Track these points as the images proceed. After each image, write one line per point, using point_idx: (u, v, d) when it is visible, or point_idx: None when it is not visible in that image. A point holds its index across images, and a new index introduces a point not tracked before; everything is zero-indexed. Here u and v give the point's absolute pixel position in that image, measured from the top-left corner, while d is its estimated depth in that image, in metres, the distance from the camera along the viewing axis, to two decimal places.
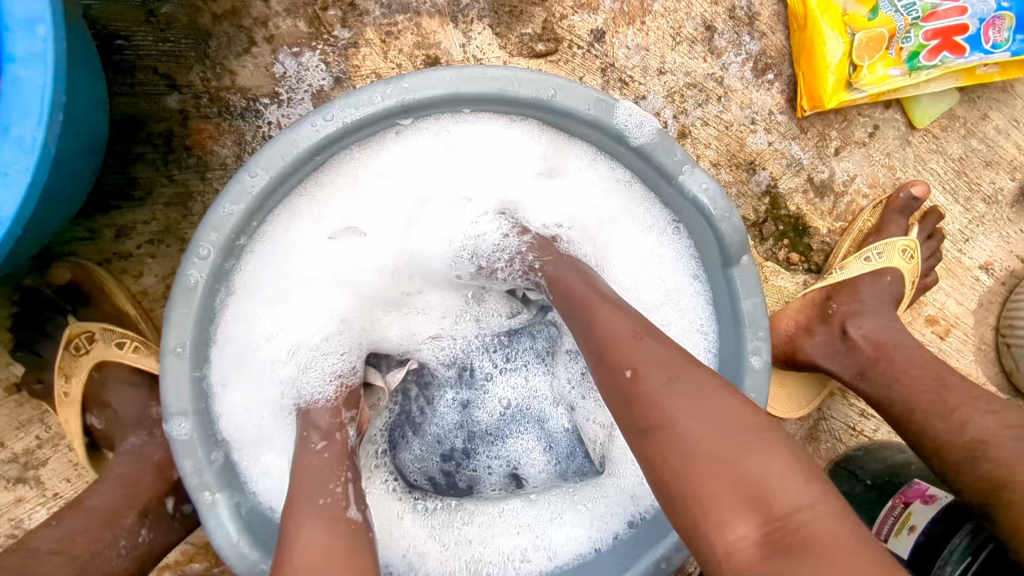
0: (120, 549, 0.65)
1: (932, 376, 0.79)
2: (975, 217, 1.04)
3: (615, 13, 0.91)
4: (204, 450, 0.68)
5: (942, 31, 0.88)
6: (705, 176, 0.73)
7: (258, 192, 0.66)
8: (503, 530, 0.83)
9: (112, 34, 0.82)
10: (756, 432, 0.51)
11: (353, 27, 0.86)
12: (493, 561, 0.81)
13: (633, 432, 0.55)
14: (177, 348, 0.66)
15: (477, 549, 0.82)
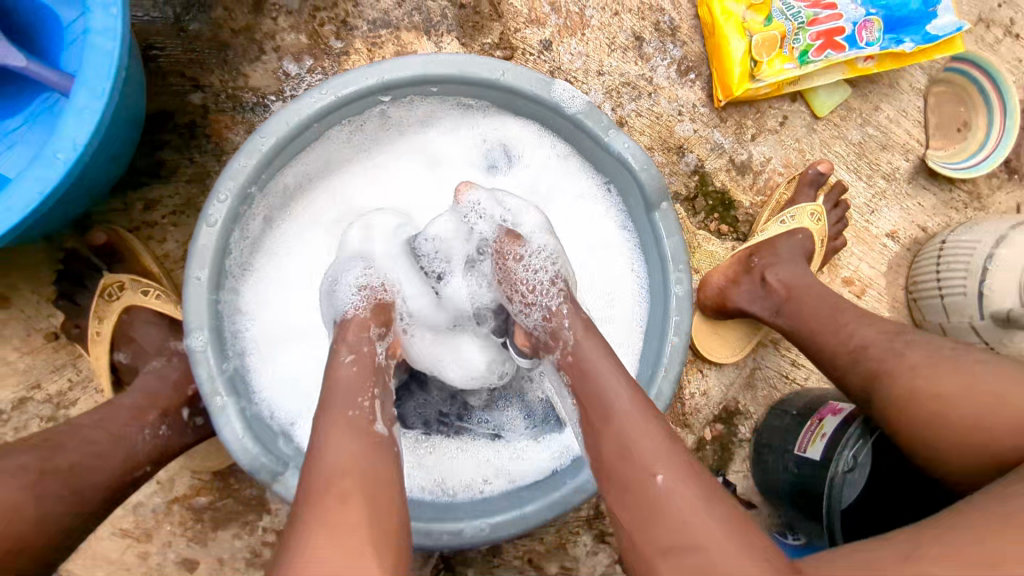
0: (141, 440, 0.79)
1: (831, 305, 0.91)
2: (878, 192, 1.21)
3: (560, 27, 1.11)
4: (217, 361, 0.83)
5: (824, 33, 1.07)
6: (627, 138, 0.90)
7: (266, 151, 0.83)
8: (468, 461, 0.96)
9: (148, 46, 1.01)
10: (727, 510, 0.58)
11: (345, 39, 1.06)
12: (458, 485, 0.93)
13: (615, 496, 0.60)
14: (198, 275, 0.81)
15: (450, 468, 0.94)
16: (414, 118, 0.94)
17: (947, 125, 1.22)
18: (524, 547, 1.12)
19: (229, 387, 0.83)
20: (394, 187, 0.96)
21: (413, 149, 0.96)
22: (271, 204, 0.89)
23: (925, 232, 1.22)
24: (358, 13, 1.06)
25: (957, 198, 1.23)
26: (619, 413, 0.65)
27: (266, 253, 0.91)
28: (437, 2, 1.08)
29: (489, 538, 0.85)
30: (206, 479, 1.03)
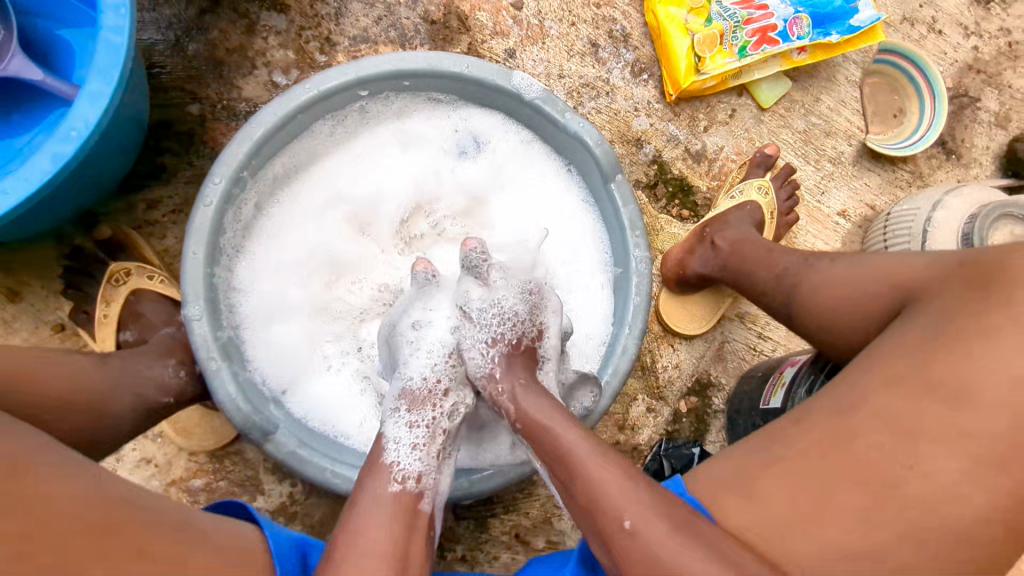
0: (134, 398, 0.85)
1: (763, 247, 1.02)
2: (826, 174, 1.31)
3: (522, 37, 1.24)
4: (213, 330, 0.88)
5: (759, 29, 1.20)
6: (582, 119, 1.00)
7: (257, 138, 0.90)
8: None
9: (152, 65, 1.12)
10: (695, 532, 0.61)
11: (328, 54, 1.18)
12: None
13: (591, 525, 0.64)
14: (194, 251, 0.87)
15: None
16: (390, 111, 1.04)
17: (883, 113, 1.34)
18: (512, 522, 1.13)
19: (222, 353, 0.88)
20: (372, 176, 1.05)
21: (386, 142, 1.06)
22: (259, 190, 0.98)
23: (874, 209, 1.31)
24: (340, 31, 1.19)
25: (901, 177, 1.33)
26: (575, 459, 0.67)
27: (254, 237, 0.99)
28: (411, 19, 1.21)
29: (467, 491, 0.89)
30: (202, 461, 1.06)
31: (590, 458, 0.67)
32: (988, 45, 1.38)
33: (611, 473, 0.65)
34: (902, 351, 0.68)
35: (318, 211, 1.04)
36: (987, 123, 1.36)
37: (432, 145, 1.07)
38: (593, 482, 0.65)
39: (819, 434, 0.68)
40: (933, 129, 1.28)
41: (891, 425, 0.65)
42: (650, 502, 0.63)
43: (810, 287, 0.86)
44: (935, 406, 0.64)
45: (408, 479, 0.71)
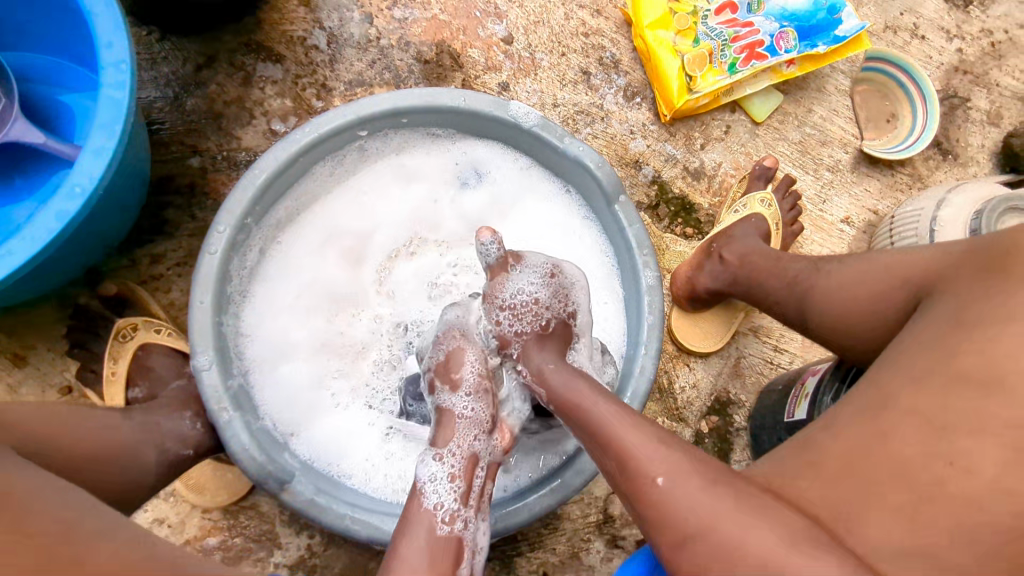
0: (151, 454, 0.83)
1: (772, 256, 1.01)
2: (826, 183, 1.31)
3: (514, 71, 1.26)
4: (222, 379, 0.86)
5: (746, 47, 1.23)
6: (581, 143, 1.00)
7: (260, 183, 0.91)
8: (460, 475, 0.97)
9: (151, 122, 1.13)
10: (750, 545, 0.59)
11: (325, 99, 1.20)
12: None
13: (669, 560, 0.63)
14: (201, 300, 0.87)
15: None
16: (389, 148, 1.05)
17: (876, 118, 1.35)
18: (539, 560, 1.07)
19: (234, 403, 0.86)
20: (373, 212, 1.06)
21: (386, 179, 1.06)
22: (263, 235, 0.98)
23: (877, 214, 1.31)
24: (336, 76, 1.20)
25: (901, 180, 1.33)
26: (614, 429, 0.69)
27: (260, 283, 0.99)
28: (404, 61, 1.23)
29: (493, 530, 0.86)
30: (216, 519, 1.02)
31: (630, 431, 0.68)
32: (972, 46, 1.40)
33: (651, 451, 0.66)
34: (922, 339, 0.67)
35: (323, 249, 1.03)
36: (979, 121, 1.37)
37: (433, 178, 1.08)
38: (627, 451, 0.67)
39: (847, 434, 0.65)
40: (927, 131, 1.29)
41: (920, 418, 0.62)
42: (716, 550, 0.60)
43: (822, 291, 0.85)
44: (963, 392, 0.61)
45: (455, 519, 0.76)
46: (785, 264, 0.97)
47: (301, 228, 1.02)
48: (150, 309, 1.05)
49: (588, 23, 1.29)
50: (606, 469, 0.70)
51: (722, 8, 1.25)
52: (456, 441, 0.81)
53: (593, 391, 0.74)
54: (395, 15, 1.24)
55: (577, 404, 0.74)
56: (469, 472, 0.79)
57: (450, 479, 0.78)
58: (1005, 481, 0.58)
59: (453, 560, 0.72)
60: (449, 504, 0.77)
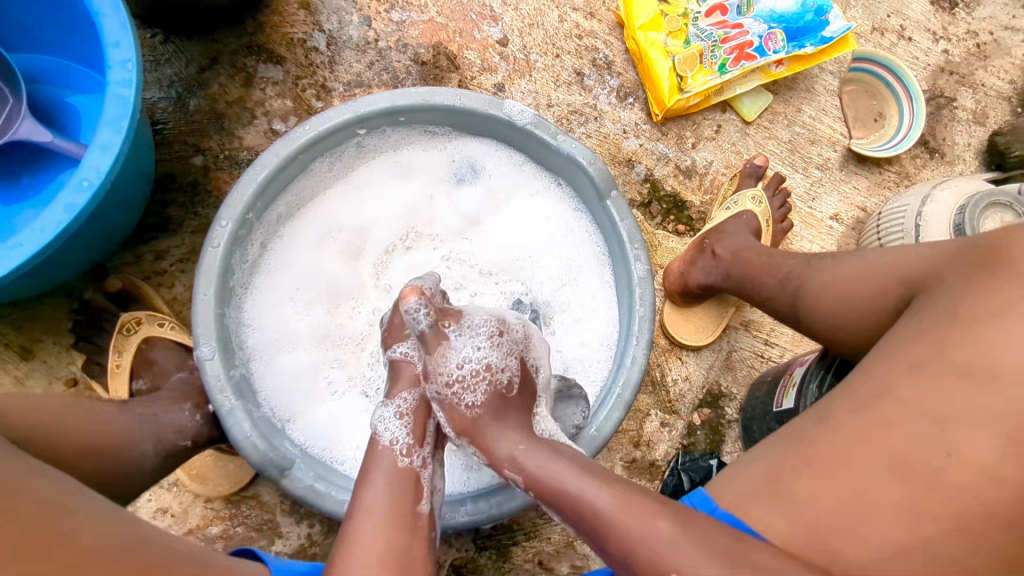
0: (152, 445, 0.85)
1: (763, 252, 1.03)
2: (815, 181, 1.34)
3: (510, 72, 1.29)
4: (225, 369, 0.88)
5: (736, 48, 1.26)
6: (573, 140, 1.03)
7: (260, 181, 0.94)
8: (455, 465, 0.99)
9: (154, 122, 1.16)
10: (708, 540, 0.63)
11: (324, 99, 1.23)
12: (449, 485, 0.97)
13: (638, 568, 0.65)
14: (205, 293, 0.89)
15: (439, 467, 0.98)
16: (387, 145, 1.07)
17: (864, 117, 1.38)
18: (534, 549, 1.08)
19: (236, 392, 0.88)
20: (370, 208, 1.08)
21: (384, 177, 1.09)
22: (265, 230, 1.00)
23: (866, 211, 1.34)
24: (335, 77, 1.23)
25: (889, 178, 1.36)
26: (568, 485, 0.71)
27: (261, 276, 1.01)
28: (402, 62, 1.26)
29: (489, 515, 0.88)
30: (218, 508, 1.04)
31: (584, 481, 0.71)
32: (957, 47, 1.43)
33: (598, 495, 0.69)
34: (912, 330, 0.69)
35: (321, 244, 1.06)
36: (965, 120, 1.40)
37: (428, 174, 1.10)
38: (585, 512, 0.69)
39: (841, 421, 0.68)
40: (914, 129, 1.32)
41: (912, 406, 0.65)
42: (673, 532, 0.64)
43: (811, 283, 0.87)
44: (954, 383, 0.64)
45: (411, 454, 0.80)
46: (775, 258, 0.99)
47: (300, 225, 1.05)
48: (153, 303, 1.07)
49: (582, 25, 1.33)
50: (566, 516, 0.72)
51: (713, 10, 1.29)
52: (409, 389, 0.86)
53: (558, 463, 0.74)
54: (393, 18, 1.27)
55: (545, 480, 0.73)
56: (420, 416, 0.85)
57: (398, 418, 0.84)
58: (985, 459, 0.61)
59: (413, 496, 0.76)
60: (405, 439, 0.82)
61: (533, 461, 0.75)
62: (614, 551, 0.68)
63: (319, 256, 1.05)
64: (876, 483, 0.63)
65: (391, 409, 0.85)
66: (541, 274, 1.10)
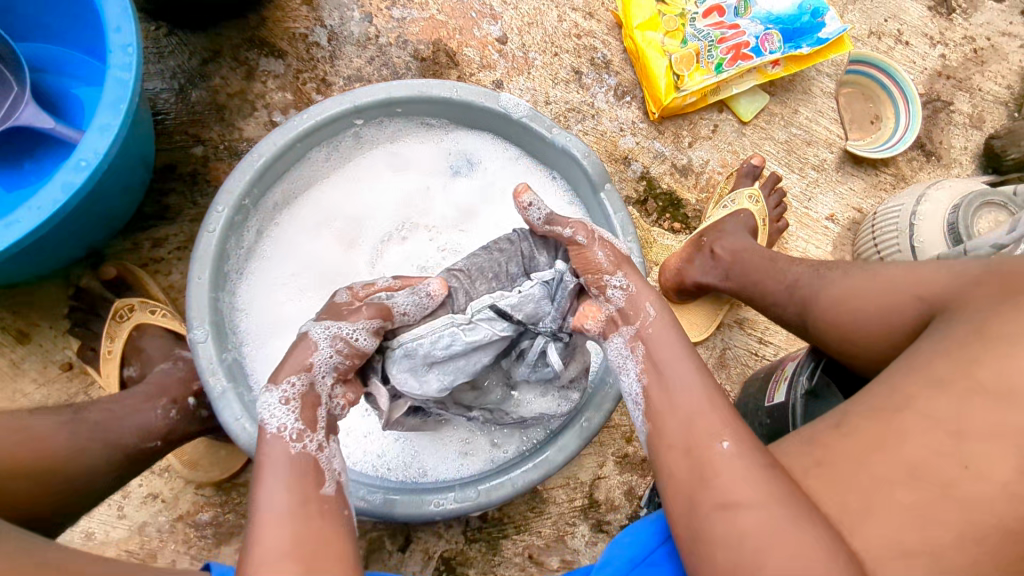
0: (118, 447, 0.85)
1: (766, 257, 1.05)
2: (811, 181, 1.35)
3: (509, 69, 1.31)
4: (216, 352, 0.89)
5: (732, 48, 1.27)
6: (568, 133, 1.04)
7: (258, 167, 0.96)
8: (445, 456, 0.97)
9: (157, 112, 1.18)
10: (787, 511, 0.61)
11: (325, 93, 1.24)
12: (436, 473, 0.96)
13: (709, 506, 0.64)
14: (199, 275, 0.90)
15: (427, 450, 0.97)
16: (384, 136, 1.09)
17: (860, 120, 1.39)
18: (524, 543, 1.08)
19: (227, 374, 0.89)
20: (367, 197, 1.09)
21: (381, 167, 1.10)
22: (261, 217, 1.02)
23: (861, 212, 1.34)
24: (335, 72, 1.25)
25: (884, 180, 1.36)
26: (664, 360, 0.76)
27: (257, 263, 1.02)
28: (402, 58, 1.28)
29: (476, 503, 0.88)
30: (208, 495, 1.03)
31: (678, 362, 0.75)
32: (954, 52, 1.44)
33: (717, 424, 0.69)
34: (933, 350, 0.68)
35: (318, 233, 1.06)
36: (962, 124, 1.41)
37: (426, 166, 1.11)
38: (669, 387, 0.74)
39: (858, 429, 0.67)
40: (909, 131, 1.33)
41: (935, 418, 0.63)
42: (752, 443, 0.67)
43: (830, 296, 0.87)
44: (979, 403, 0.62)
45: (304, 436, 0.71)
46: (786, 268, 0.99)
47: (298, 213, 1.06)
48: (149, 290, 1.07)
49: (581, 25, 1.35)
50: (665, 433, 0.71)
51: (710, 11, 1.30)
52: (297, 372, 0.74)
53: (680, 349, 0.76)
54: (395, 14, 1.29)
55: (656, 361, 0.76)
56: (310, 404, 0.74)
57: (285, 403, 0.72)
58: (1003, 470, 0.60)
59: (314, 481, 0.68)
60: (294, 425, 0.71)
61: (658, 353, 0.77)
62: (689, 482, 0.67)
63: (316, 243, 1.06)
64: (893, 490, 0.62)
65: (275, 394, 0.73)
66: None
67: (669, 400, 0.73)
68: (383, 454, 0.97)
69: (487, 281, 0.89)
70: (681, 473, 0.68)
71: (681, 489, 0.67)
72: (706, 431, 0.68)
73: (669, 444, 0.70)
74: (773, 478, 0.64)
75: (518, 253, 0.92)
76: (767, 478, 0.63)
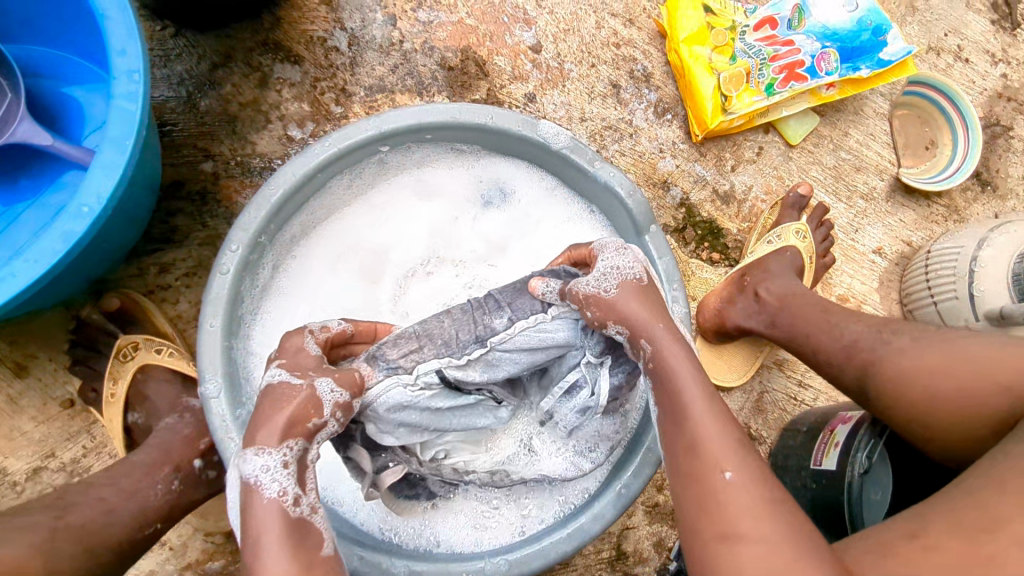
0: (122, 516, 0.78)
1: (820, 308, 0.96)
2: (859, 212, 1.26)
3: (542, 81, 1.21)
4: (230, 408, 0.83)
5: (786, 67, 1.17)
6: (612, 167, 0.96)
7: (274, 202, 0.88)
8: (458, 523, 0.91)
9: (164, 123, 1.09)
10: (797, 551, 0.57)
11: (344, 105, 1.15)
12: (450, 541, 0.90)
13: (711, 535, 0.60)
14: (212, 323, 0.84)
15: (436, 517, 0.91)
16: (410, 162, 1.01)
17: (914, 145, 1.30)
18: None
19: (243, 433, 0.83)
20: (390, 225, 1.01)
21: (405, 195, 1.02)
22: (277, 252, 0.94)
23: (910, 246, 1.27)
24: (356, 81, 1.16)
25: (936, 211, 1.28)
26: (669, 372, 0.70)
27: (272, 300, 0.95)
28: (428, 66, 1.18)
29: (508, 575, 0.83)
30: (219, 542, 0.98)
31: (682, 374, 0.69)
32: (1017, 71, 1.34)
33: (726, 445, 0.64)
34: None
35: (338, 266, 0.99)
36: (1021, 151, 1.32)
37: (454, 194, 1.03)
38: (672, 399, 0.69)
39: (943, 543, 0.59)
40: (968, 161, 1.24)
41: None
42: (756, 468, 0.63)
43: (897, 372, 0.77)
44: None
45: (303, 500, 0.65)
46: (845, 326, 0.89)
47: (315, 244, 0.98)
48: (155, 322, 1.00)
49: (620, 33, 1.24)
50: (672, 452, 0.67)
51: (762, 24, 1.20)
52: (297, 435, 0.67)
53: (690, 363, 0.70)
54: (420, 17, 1.19)
55: (667, 375, 0.70)
56: (306, 468, 0.67)
57: (286, 467, 0.64)
58: None
59: (315, 542, 0.64)
60: (293, 490, 0.64)
61: (663, 363, 0.71)
62: (694, 506, 0.63)
63: (334, 278, 0.98)
64: None
65: (275, 456, 0.65)
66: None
67: (677, 417, 0.68)
68: (390, 515, 0.91)
69: (435, 346, 0.77)
70: (685, 496, 0.64)
71: (685, 509, 0.63)
72: (714, 454, 0.63)
73: (674, 461, 0.66)
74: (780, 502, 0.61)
75: (472, 320, 0.79)
76: (775, 511, 0.60)
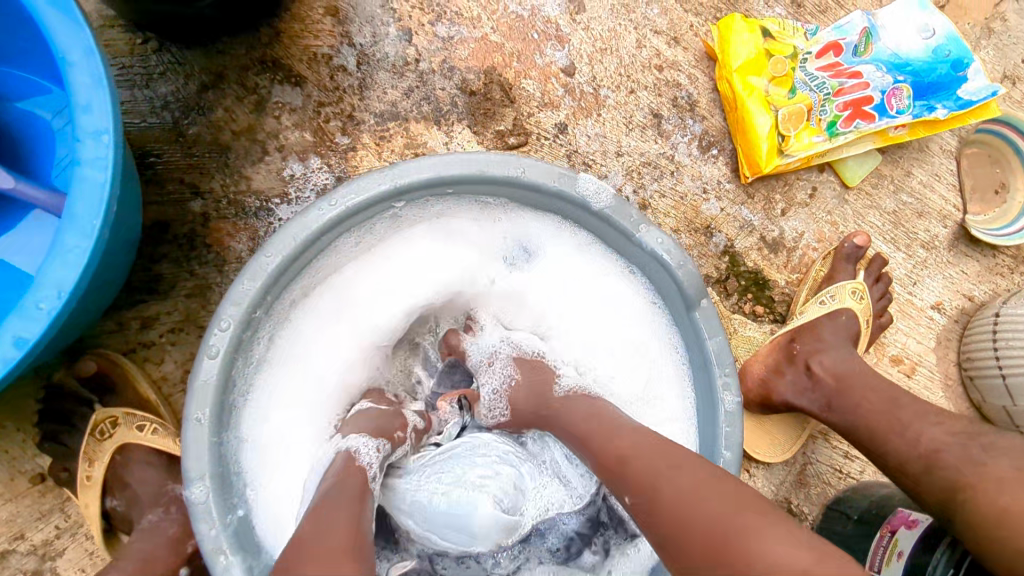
0: None
1: (887, 399, 0.87)
2: (918, 262, 1.15)
3: (575, 109, 1.07)
4: (219, 515, 0.73)
5: (851, 103, 1.05)
6: (660, 232, 0.84)
7: (272, 271, 0.76)
8: None
9: (146, 153, 0.96)
10: (748, 510, 0.55)
11: (351, 134, 1.01)
12: None
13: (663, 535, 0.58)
14: (198, 416, 0.73)
15: None
16: (427, 215, 0.89)
17: (983, 188, 1.17)
18: None
19: (236, 543, 0.73)
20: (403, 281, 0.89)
21: (420, 251, 0.90)
22: (275, 320, 0.82)
23: (972, 301, 1.15)
24: (365, 106, 1.02)
25: (1002, 263, 1.16)
26: (585, 427, 0.72)
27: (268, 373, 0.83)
28: (446, 90, 1.04)
29: None
30: None
31: (597, 422, 0.72)
32: None
33: (646, 453, 0.65)
34: None
35: (344, 329, 0.88)
36: None
37: (476, 247, 0.92)
38: (601, 441, 0.69)
39: None
40: None
41: None
42: (685, 464, 0.63)
43: (994, 508, 0.67)
44: None
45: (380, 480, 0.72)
46: (924, 430, 0.80)
47: (319, 308, 0.86)
48: (141, 390, 0.90)
49: (664, 54, 1.10)
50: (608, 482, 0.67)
51: (825, 50, 1.07)
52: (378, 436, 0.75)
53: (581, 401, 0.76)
54: (439, 33, 1.04)
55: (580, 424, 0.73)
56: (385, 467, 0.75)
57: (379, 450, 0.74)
58: None
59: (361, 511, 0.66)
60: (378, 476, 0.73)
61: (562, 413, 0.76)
62: (646, 512, 0.61)
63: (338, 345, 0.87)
64: None
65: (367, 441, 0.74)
66: (599, 367, 0.90)
67: (599, 453, 0.68)
68: None
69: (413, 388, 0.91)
70: (637, 509, 0.62)
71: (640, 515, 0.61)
72: (639, 463, 0.64)
73: (620, 490, 0.65)
74: (721, 484, 0.59)
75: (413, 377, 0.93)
76: (716, 486, 0.58)
